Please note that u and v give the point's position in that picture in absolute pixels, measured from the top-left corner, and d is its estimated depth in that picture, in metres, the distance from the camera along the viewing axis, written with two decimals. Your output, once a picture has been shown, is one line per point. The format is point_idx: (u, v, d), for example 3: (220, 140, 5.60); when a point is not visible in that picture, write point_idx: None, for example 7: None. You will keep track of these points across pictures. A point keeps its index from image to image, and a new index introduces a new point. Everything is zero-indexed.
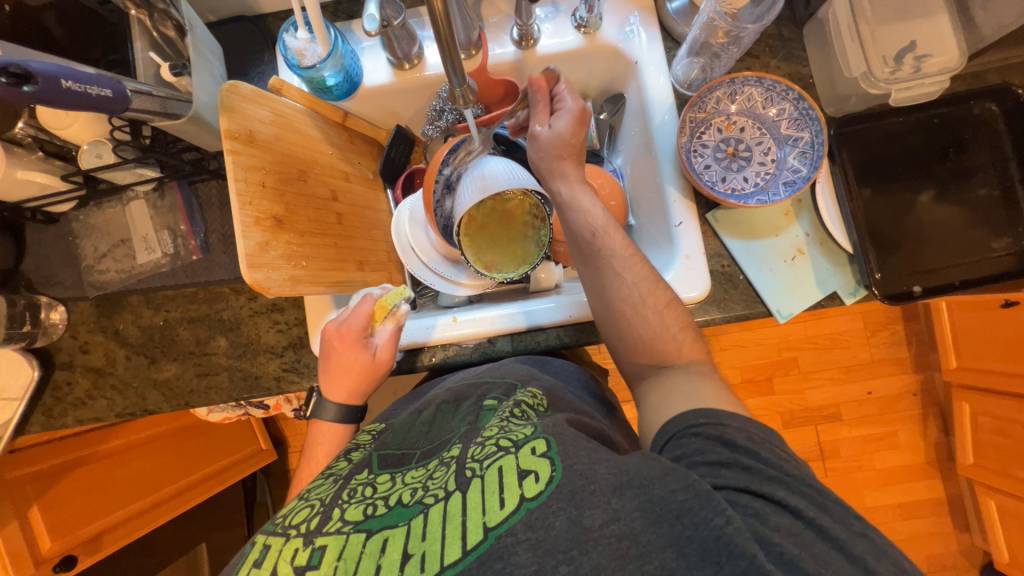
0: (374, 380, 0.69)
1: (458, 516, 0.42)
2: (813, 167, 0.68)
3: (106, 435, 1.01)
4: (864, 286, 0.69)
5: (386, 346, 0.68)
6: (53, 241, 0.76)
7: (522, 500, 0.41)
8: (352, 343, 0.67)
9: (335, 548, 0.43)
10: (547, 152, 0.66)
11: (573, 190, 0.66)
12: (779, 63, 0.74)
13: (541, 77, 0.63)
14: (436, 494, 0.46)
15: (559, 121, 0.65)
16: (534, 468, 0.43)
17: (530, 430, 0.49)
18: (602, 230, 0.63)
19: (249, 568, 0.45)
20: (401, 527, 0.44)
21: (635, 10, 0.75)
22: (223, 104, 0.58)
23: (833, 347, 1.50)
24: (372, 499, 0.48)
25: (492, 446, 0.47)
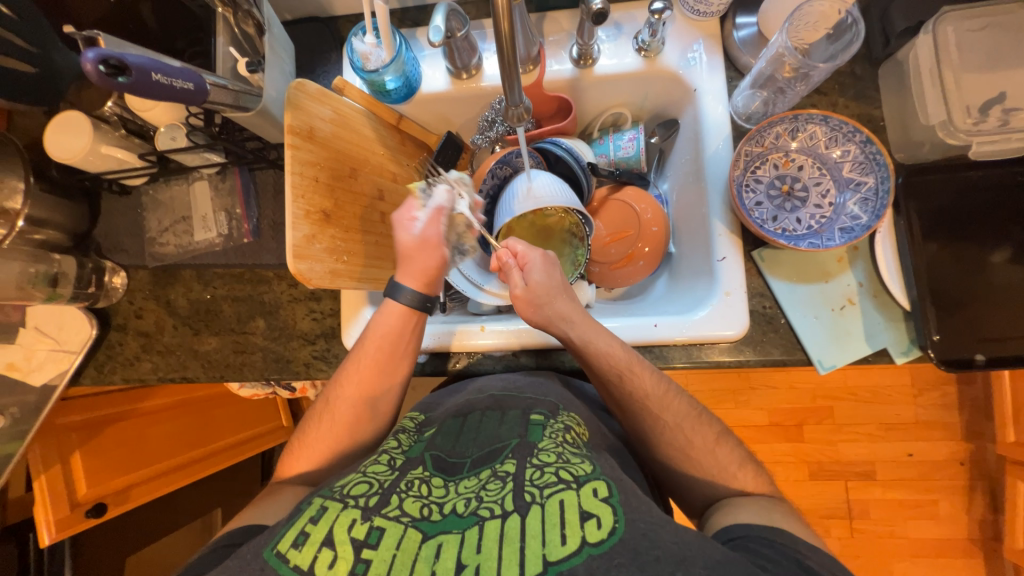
0: (433, 264, 0.68)
1: (517, 542, 0.42)
2: (875, 216, 0.64)
3: (143, 395, 1.06)
4: (918, 347, 0.64)
5: (433, 227, 0.68)
6: (124, 211, 0.82)
7: (584, 543, 0.41)
8: (409, 229, 0.68)
9: (393, 537, 0.43)
10: (540, 303, 0.66)
11: (584, 335, 0.65)
12: (849, 102, 0.70)
13: (501, 250, 0.69)
14: (492, 508, 0.45)
15: (536, 271, 0.67)
16: (596, 512, 0.43)
17: (590, 467, 0.49)
18: (627, 369, 0.63)
19: (305, 523, 0.45)
20: (455, 534, 0.43)
21: (700, 38, 0.73)
22: (289, 101, 0.63)
23: (875, 402, 1.41)
24: (428, 500, 0.48)
25: (552, 475, 0.47)
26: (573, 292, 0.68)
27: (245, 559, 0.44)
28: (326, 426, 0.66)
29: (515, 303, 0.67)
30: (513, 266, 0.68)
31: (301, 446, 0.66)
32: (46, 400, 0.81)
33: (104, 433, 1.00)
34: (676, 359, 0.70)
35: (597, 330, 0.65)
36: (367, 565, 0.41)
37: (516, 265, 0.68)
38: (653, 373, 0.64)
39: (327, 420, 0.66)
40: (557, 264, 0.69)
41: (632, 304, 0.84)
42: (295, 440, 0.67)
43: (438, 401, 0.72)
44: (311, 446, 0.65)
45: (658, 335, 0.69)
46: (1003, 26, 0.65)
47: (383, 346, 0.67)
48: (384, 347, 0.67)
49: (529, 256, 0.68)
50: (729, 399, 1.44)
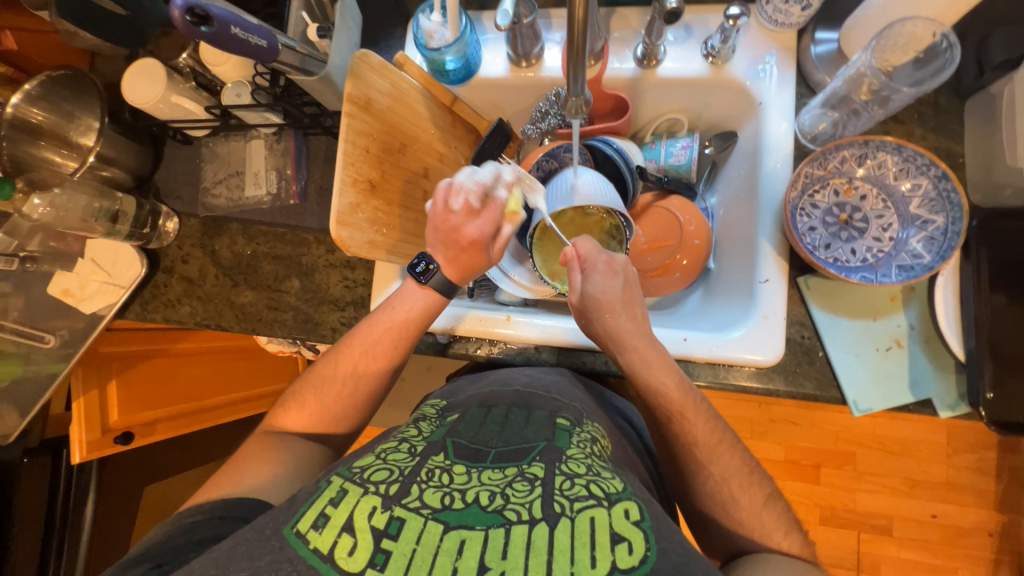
0: (483, 255, 0.68)
1: (544, 553, 0.39)
2: (939, 257, 0.60)
3: (177, 337, 1.11)
4: (967, 402, 0.60)
5: (492, 217, 0.66)
6: (183, 159, 0.87)
7: (614, 568, 0.38)
8: (460, 216, 0.65)
9: (414, 530, 0.41)
10: (598, 317, 0.66)
11: (637, 365, 0.64)
12: (926, 133, 0.66)
13: (569, 249, 0.68)
14: (519, 512, 0.42)
15: (596, 282, 0.66)
16: (628, 537, 0.41)
17: (620, 487, 0.46)
18: (678, 415, 0.62)
19: (324, 505, 0.43)
20: (479, 532, 0.40)
21: (772, 49, 0.70)
22: (352, 71, 0.65)
23: (903, 454, 1.34)
24: (450, 489, 0.45)
25: (583, 489, 0.45)
26: (634, 308, 0.66)
27: (264, 535, 0.43)
28: (340, 386, 0.68)
29: (573, 309, 0.68)
30: (576, 269, 0.68)
31: (318, 402, 0.67)
32: (94, 328, 0.86)
33: (139, 367, 1.05)
34: (700, 375, 0.68)
35: (654, 361, 0.63)
36: (386, 556, 0.40)
37: (579, 267, 0.67)
38: (713, 425, 0.61)
39: (348, 383, 0.68)
40: (619, 275, 0.67)
41: (663, 315, 0.82)
42: (310, 393, 0.68)
43: (458, 388, 0.71)
44: (329, 403, 0.67)
45: (688, 350, 0.67)
46: None
47: (411, 319, 0.69)
48: (412, 319, 0.69)
49: (593, 261, 0.67)
50: (746, 429, 1.39)
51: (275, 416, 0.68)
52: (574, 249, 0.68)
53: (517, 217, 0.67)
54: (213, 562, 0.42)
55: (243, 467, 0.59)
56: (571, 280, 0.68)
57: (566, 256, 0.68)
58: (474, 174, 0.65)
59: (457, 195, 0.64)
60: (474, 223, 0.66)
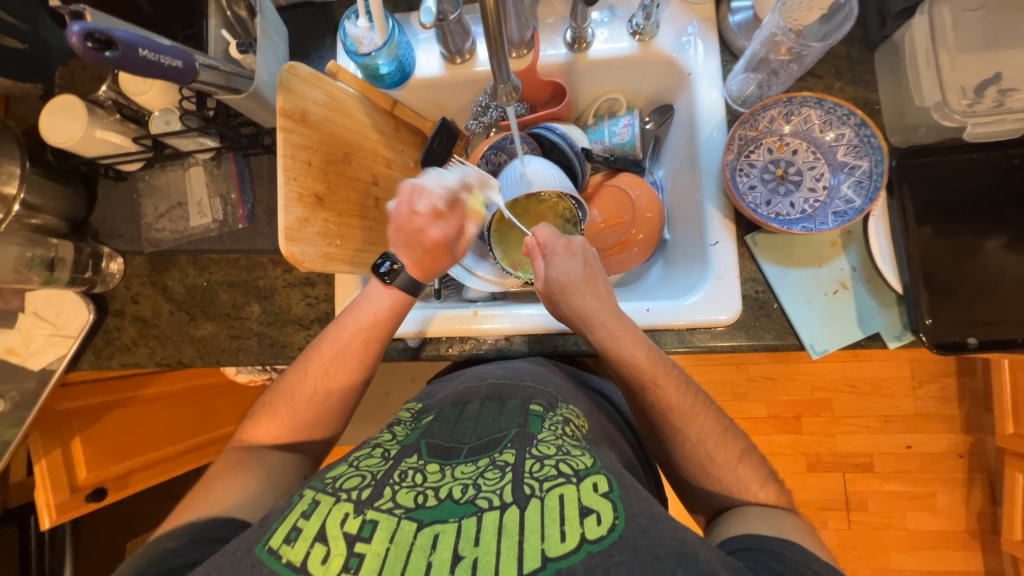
0: (446, 256, 0.72)
1: (515, 535, 0.40)
2: (868, 199, 0.64)
3: (146, 381, 1.06)
4: (911, 331, 0.64)
5: (455, 220, 0.71)
6: (121, 196, 0.83)
7: (583, 540, 0.39)
8: (424, 218, 0.70)
9: (386, 530, 0.41)
10: (565, 298, 0.67)
11: (607, 340, 0.65)
12: (844, 86, 0.70)
13: (529, 239, 0.70)
14: (491, 499, 0.43)
15: (558, 265, 0.68)
16: (596, 508, 0.42)
17: (590, 462, 0.47)
18: (652, 384, 0.63)
19: (296, 519, 0.43)
20: (452, 524, 0.41)
21: (694, 21, 0.73)
22: (282, 84, 0.64)
23: (872, 393, 1.41)
24: (423, 487, 0.45)
25: (552, 468, 0.45)
26: (597, 285, 0.68)
27: (235, 555, 0.42)
28: (314, 404, 0.67)
29: (540, 295, 0.70)
30: (539, 256, 0.70)
31: (290, 413, 0.66)
32: (44, 384, 0.82)
33: (103, 420, 1.00)
34: (668, 343, 0.70)
35: (623, 333, 0.65)
36: (360, 560, 0.39)
37: (540, 255, 0.70)
38: (680, 389, 0.63)
39: (322, 399, 0.67)
40: (578, 255, 0.69)
41: (628, 290, 0.83)
42: (281, 403, 0.67)
43: (435, 389, 0.71)
44: (302, 412, 0.67)
45: (652, 319, 0.69)
46: (1001, 6, 0.64)
47: (381, 319, 0.69)
48: (381, 318, 0.69)
49: (553, 247, 0.69)
50: (727, 392, 1.44)
51: (241, 436, 0.66)
52: (534, 237, 0.70)
53: (478, 216, 0.73)
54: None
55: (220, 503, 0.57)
56: (535, 265, 0.70)
57: (528, 244, 0.70)
58: (441, 179, 0.71)
59: (423, 198, 0.70)
60: (437, 225, 0.71)
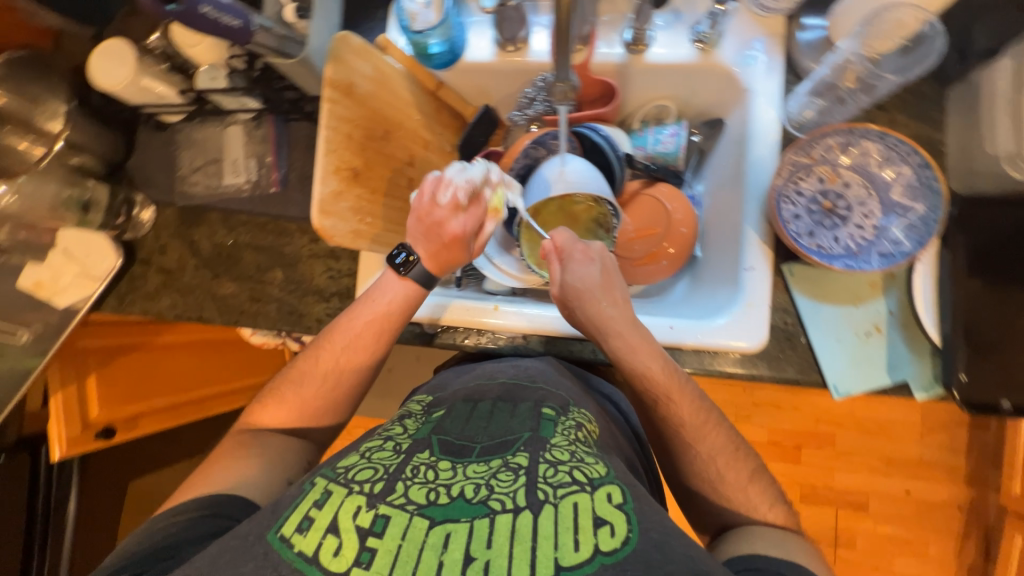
0: (464, 252, 0.69)
1: (528, 541, 0.40)
2: (918, 244, 0.62)
3: (159, 329, 1.08)
4: (941, 385, 0.62)
5: (477, 215, 0.67)
6: (158, 146, 0.84)
7: (597, 551, 0.40)
8: (445, 210, 0.66)
9: (399, 526, 0.41)
10: (581, 305, 0.66)
11: (622, 350, 0.64)
12: (909, 121, 0.67)
13: (546, 242, 0.68)
14: (504, 501, 0.43)
15: (575, 271, 0.67)
16: (609, 520, 0.42)
17: (603, 470, 0.47)
18: (664, 399, 0.62)
19: (308, 508, 0.43)
20: (464, 524, 0.41)
21: (761, 36, 0.70)
22: (333, 54, 0.63)
23: (878, 433, 1.38)
24: (435, 484, 0.44)
25: (566, 475, 0.45)
26: (614, 293, 0.67)
27: (249, 540, 0.43)
28: (324, 385, 0.67)
29: (554, 299, 0.68)
30: (555, 260, 0.68)
31: (297, 400, 0.66)
32: (68, 321, 0.84)
33: (118, 361, 1.02)
34: (686, 362, 0.68)
35: (640, 346, 0.64)
36: (372, 554, 0.40)
37: (557, 259, 0.68)
38: (695, 412, 0.62)
39: (332, 381, 0.67)
40: (596, 260, 0.68)
41: (651, 303, 0.82)
42: (289, 389, 0.67)
43: (446, 383, 0.70)
44: (310, 400, 0.67)
45: (674, 336, 0.68)
46: None
47: (394, 311, 0.68)
48: (393, 310, 0.69)
49: (570, 251, 0.68)
50: (730, 413, 1.42)
51: (253, 415, 0.67)
52: (550, 241, 0.69)
53: (500, 214, 0.68)
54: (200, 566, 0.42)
55: (222, 475, 0.58)
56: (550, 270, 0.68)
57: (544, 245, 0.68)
58: (465, 171, 0.65)
59: (446, 189, 0.65)
60: (458, 218, 0.66)
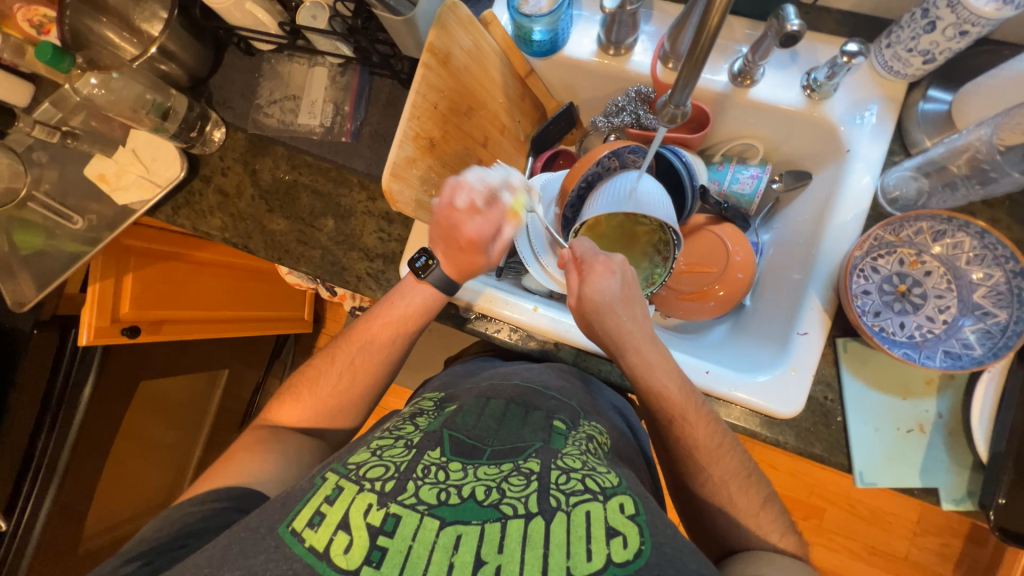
0: (481, 257, 0.68)
1: (540, 547, 0.39)
2: (991, 353, 0.58)
3: (197, 246, 1.12)
4: (973, 501, 0.59)
5: (494, 219, 0.65)
6: (243, 70, 0.85)
7: (609, 562, 0.38)
8: (462, 214, 0.64)
9: (410, 526, 0.40)
10: (600, 316, 0.65)
11: (639, 365, 0.65)
12: (1011, 224, 0.63)
13: (566, 252, 0.67)
14: (515, 506, 0.42)
15: (596, 281, 0.65)
16: (622, 530, 0.41)
17: (616, 482, 0.46)
18: (679, 419, 0.61)
19: (319, 504, 0.43)
20: (475, 527, 0.40)
21: (877, 99, 0.66)
22: (439, 20, 0.62)
23: (870, 521, 1.35)
24: (446, 484, 0.44)
25: (579, 483, 0.45)
26: (632, 306, 0.66)
27: (259, 532, 0.42)
28: (339, 377, 0.69)
29: (573, 310, 0.67)
30: (574, 270, 0.67)
31: (314, 396, 0.68)
32: (123, 219, 0.86)
33: (155, 266, 1.04)
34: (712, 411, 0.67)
35: (658, 363, 0.64)
36: (382, 553, 0.39)
37: (576, 270, 0.67)
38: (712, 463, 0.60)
39: (347, 376, 0.69)
40: (616, 273, 0.65)
41: (684, 339, 0.80)
42: (306, 388, 0.69)
43: (457, 380, 0.71)
44: (327, 397, 0.68)
45: (707, 382, 0.66)
46: None
47: (411, 314, 0.70)
48: (412, 314, 0.70)
49: (590, 260, 0.66)
50: None
51: (273, 412, 0.68)
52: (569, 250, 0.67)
53: (518, 218, 0.67)
54: (211, 558, 0.42)
55: (230, 465, 0.58)
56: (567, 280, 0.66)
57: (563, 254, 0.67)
58: (483, 174, 0.64)
59: (463, 192, 0.63)
60: (475, 223, 0.65)
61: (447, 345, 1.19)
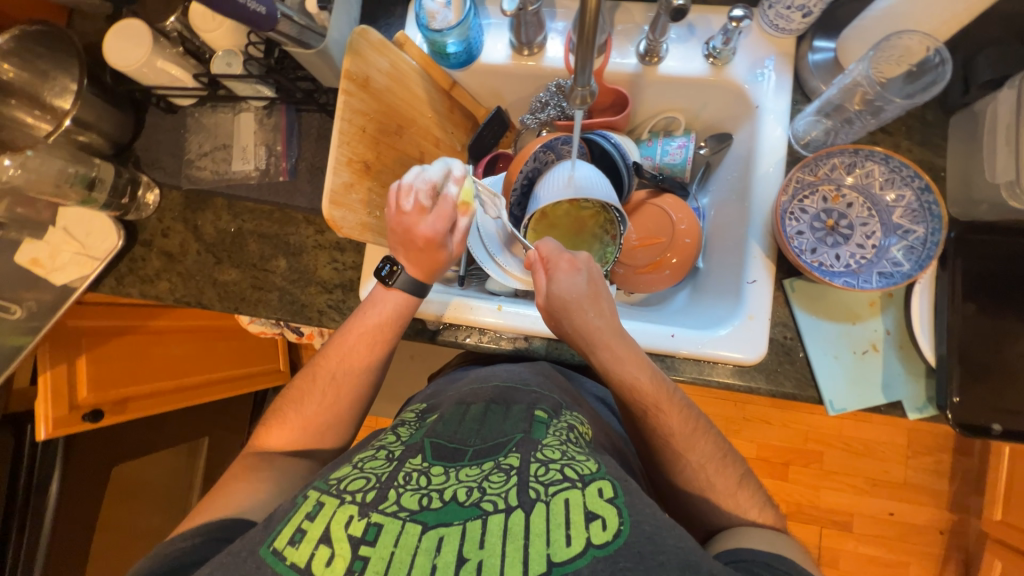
0: (442, 253, 0.68)
1: (520, 539, 0.40)
2: (917, 265, 0.63)
3: (154, 313, 1.09)
4: (934, 405, 0.63)
5: (443, 214, 0.64)
6: (168, 128, 0.84)
7: (589, 545, 0.39)
8: (412, 215, 0.64)
9: (391, 533, 0.40)
10: (568, 316, 0.65)
11: (609, 365, 0.64)
12: (912, 146, 0.69)
13: (533, 252, 0.69)
14: (496, 502, 0.42)
15: (561, 280, 0.66)
16: (601, 513, 0.41)
17: (595, 467, 0.47)
18: (654, 410, 0.62)
19: (300, 521, 0.42)
20: (457, 527, 0.40)
21: (772, 54, 0.71)
22: (351, 46, 0.64)
23: (864, 454, 1.40)
24: (427, 490, 0.44)
25: (558, 473, 0.45)
26: (600, 302, 0.66)
27: (241, 556, 0.42)
28: (319, 405, 0.67)
29: (541, 310, 0.68)
30: (541, 269, 0.68)
31: (300, 423, 0.66)
32: (63, 300, 0.82)
33: (111, 342, 1.00)
34: (685, 371, 0.69)
35: (629, 358, 0.64)
36: (365, 562, 0.39)
37: (543, 269, 0.68)
38: (690, 420, 0.62)
39: (328, 401, 0.68)
40: (582, 271, 0.67)
41: (650, 311, 0.82)
42: (291, 410, 0.67)
43: (440, 390, 0.70)
44: (313, 427, 0.67)
45: (674, 345, 0.68)
46: None
47: (386, 324, 0.69)
48: (387, 326, 0.69)
49: (556, 260, 0.67)
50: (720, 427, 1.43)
51: (259, 436, 0.67)
52: (534, 252, 0.69)
53: (469, 207, 0.67)
54: None
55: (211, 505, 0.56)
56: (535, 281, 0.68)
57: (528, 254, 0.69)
58: (423, 174, 0.64)
59: (407, 195, 0.63)
60: (426, 222, 0.64)
61: (428, 365, 1.18)
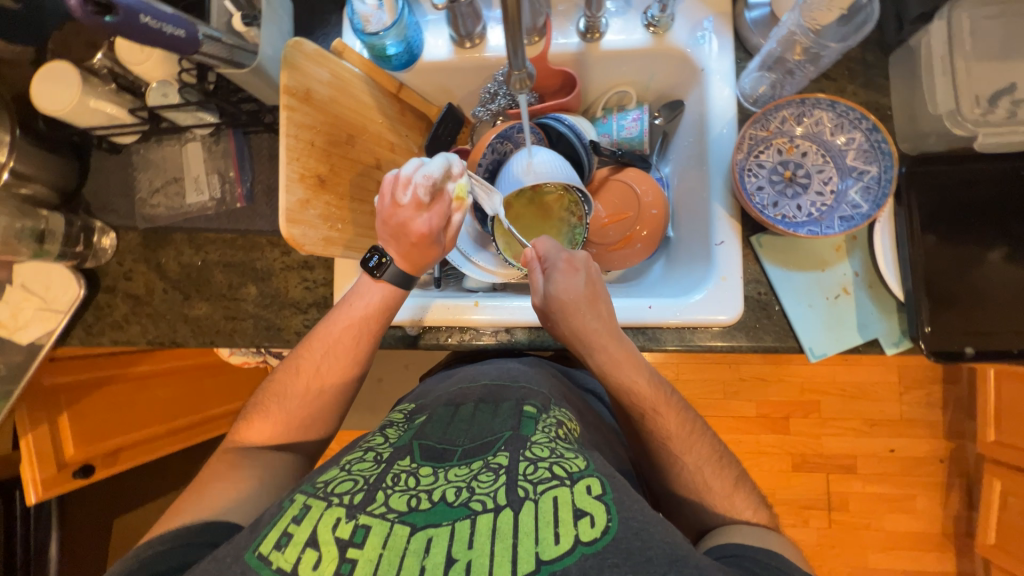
0: (436, 247, 0.67)
1: (510, 538, 0.40)
2: (875, 205, 0.64)
3: (135, 359, 1.05)
4: (909, 338, 0.65)
5: (442, 211, 0.64)
6: (114, 169, 0.81)
7: (577, 542, 0.39)
8: (408, 210, 0.63)
9: (379, 535, 0.40)
10: (564, 319, 0.65)
11: (605, 368, 0.65)
12: (857, 90, 0.70)
13: (529, 251, 0.69)
14: (484, 502, 0.42)
15: (559, 283, 0.66)
16: (589, 510, 0.42)
17: (583, 464, 0.47)
18: (651, 410, 0.63)
19: (287, 523, 0.42)
20: (446, 527, 0.40)
21: (710, 15, 0.72)
22: (286, 60, 0.62)
23: (859, 397, 1.43)
24: (416, 491, 0.44)
25: (546, 471, 0.45)
26: (599, 305, 0.66)
27: (226, 562, 0.41)
28: (308, 425, 0.67)
29: (536, 309, 0.68)
30: (538, 269, 0.68)
31: (292, 447, 0.66)
32: (31, 359, 0.80)
33: (92, 395, 0.97)
34: (667, 341, 0.70)
35: (626, 363, 0.64)
36: (353, 564, 0.39)
37: (540, 268, 0.68)
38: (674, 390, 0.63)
39: (316, 419, 0.67)
40: (581, 272, 0.67)
41: (628, 286, 0.83)
42: (273, 402, 0.67)
43: (429, 390, 0.70)
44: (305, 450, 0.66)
45: (652, 316, 0.69)
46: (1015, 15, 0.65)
47: (371, 314, 0.68)
48: (372, 315, 0.68)
49: (553, 259, 0.67)
50: (718, 390, 1.45)
51: (241, 431, 0.66)
52: (532, 251, 0.69)
53: (465, 203, 0.66)
54: None
55: None
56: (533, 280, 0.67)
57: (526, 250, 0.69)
58: (423, 167, 0.62)
59: (405, 189, 0.62)
60: (421, 217, 0.64)
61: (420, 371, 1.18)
